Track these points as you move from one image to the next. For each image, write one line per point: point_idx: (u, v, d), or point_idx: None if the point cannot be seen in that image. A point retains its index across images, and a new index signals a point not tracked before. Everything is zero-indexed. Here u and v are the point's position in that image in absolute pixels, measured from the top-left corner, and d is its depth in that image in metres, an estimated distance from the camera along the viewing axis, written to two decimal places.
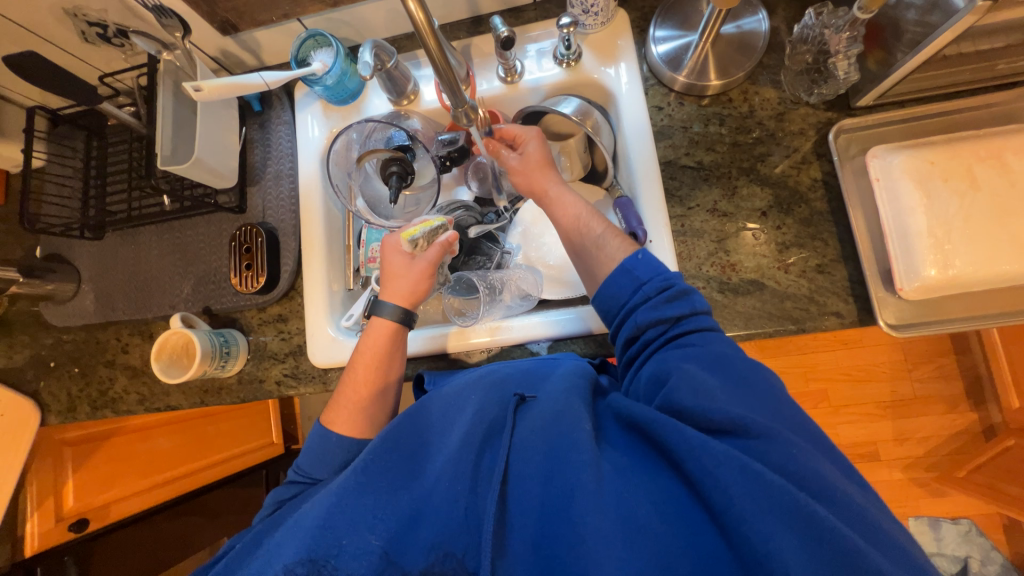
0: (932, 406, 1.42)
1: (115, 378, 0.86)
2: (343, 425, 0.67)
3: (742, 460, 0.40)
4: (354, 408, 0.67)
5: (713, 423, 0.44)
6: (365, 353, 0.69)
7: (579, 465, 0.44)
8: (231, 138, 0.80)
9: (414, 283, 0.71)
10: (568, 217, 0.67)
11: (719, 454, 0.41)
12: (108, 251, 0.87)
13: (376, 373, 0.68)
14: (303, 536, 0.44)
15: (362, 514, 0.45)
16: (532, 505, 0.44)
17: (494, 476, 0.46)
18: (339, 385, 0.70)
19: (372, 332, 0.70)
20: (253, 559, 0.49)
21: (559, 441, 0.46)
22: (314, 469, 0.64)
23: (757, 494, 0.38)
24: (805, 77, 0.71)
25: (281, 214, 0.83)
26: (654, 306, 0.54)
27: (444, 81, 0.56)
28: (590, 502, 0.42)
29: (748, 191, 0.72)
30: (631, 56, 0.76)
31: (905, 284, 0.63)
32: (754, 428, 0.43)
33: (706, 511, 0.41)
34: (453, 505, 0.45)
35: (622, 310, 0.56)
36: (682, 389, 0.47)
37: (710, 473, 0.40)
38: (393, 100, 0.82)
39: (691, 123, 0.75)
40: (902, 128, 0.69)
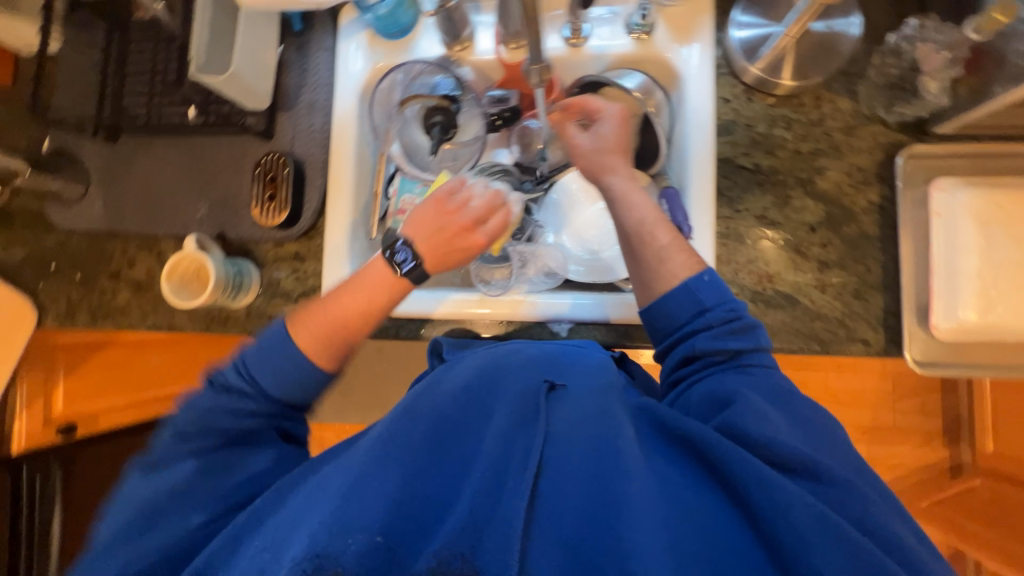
0: (907, 437, 1.34)
1: (118, 291, 0.83)
2: (306, 344, 0.56)
3: (812, 506, 0.40)
4: (327, 332, 0.57)
5: (781, 457, 0.43)
6: (364, 282, 0.60)
7: (625, 474, 0.43)
8: (269, 55, 0.74)
9: (446, 237, 0.61)
10: (631, 219, 0.61)
11: (792, 493, 0.40)
12: (120, 157, 0.82)
13: (370, 305, 0.59)
14: (327, 505, 0.42)
15: (386, 490, 0.42)
16: (572, 508, 0.42)
17: (529, 467, 0.43)
18: (324, 296, 0.60)
19: (375, 264, 0.61)
20: (279, 516, 0.45)
21: (603, 443, 0.45)
22: (258, 372, 0.54)
23: (828, 545, 0.39)
24: (886, 92, 0.68)
25: (310, 146, 0.79)
26: (716, 335, 0.53)
27: (530, 32, 0.52)
28: (636, 516, 0.40)
29: (800, 204, 0.69)
30: (707, 38, 0.71)
31: (940, 321, 0.64)
32: (811, 468, 0.43)
33: (765, 543, 0.40)
34: (480, 493, 0.42)
35: (675, 332, 0.55)
36: (748, 416, 0.45)
37: (781, 510, 0.40)
38: (445, 44, 0.76)
39: (756, 122, 0.72)
40: (972, 164, 0.67)
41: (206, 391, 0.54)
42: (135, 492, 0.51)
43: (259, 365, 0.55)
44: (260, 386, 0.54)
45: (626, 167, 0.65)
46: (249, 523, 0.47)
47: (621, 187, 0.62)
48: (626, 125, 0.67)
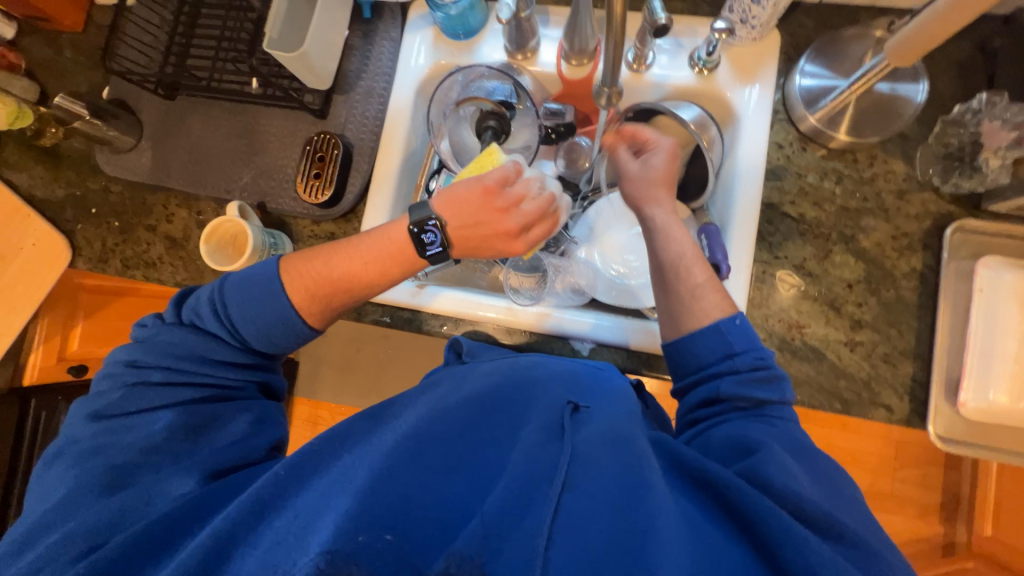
0: (903, 508, 1.28)
1: (152, 245, 0.85)
2: (295, 292, 0.58)
3: (842, 573, 0.38)
4: (318, 286, 0.59)
5: (807, 511, 0.42)
6: (371, 253, 0.61)
7: (651, 505, 0.41)
8: (336, 38, 0.76)
9: (478, 227, 0.61)
10: (669, 252, 0.61)
11: (820, 553, 0.39)
12: (176, 115, 0.84)
13: (371, 278, 0.61)
14: (350, 495, 0.41)
15: (410, 491, 0.42)
16: (598, 534, 0.40)
17: (556, 481, 0.43)
18: (325, 248, 0.61)
19: (389, 238, 0.61)
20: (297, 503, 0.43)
21: (627, 469, 0.44)
22: (235, 317, 0.56)
23: None
24: (942, 162, 0.68)
25: (361, 132, 0.80)
26: (741, 381, 0.52)
27: (610, 51, 0.52)
28: (664, 550, 0.38)
29: (841, 260, 0.69)
30: (770, 82, 0.72)
31: (970, 400, 0.62)
32: (838, 531, 0.42)
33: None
34: (505, 500, 0.41)
35: (699, 371, 0.55)
36: (773, 465, 0.44)
37: (811, 567, 0.38)
38: (509, 51, 0.77)
39: (807, 172, 0.71)
40: (1020, 246, 0.66)
41: (175, 327, 0.56)
42: (104, 439, 0.51)
43: (245, 309, 0.56)
44: (232, 331, 0.57)
45: (670, 202, 0.64)
46: (272, 502, 0.44)
47: (662, 220, 0.63)
48: (676, 159, 0.66)
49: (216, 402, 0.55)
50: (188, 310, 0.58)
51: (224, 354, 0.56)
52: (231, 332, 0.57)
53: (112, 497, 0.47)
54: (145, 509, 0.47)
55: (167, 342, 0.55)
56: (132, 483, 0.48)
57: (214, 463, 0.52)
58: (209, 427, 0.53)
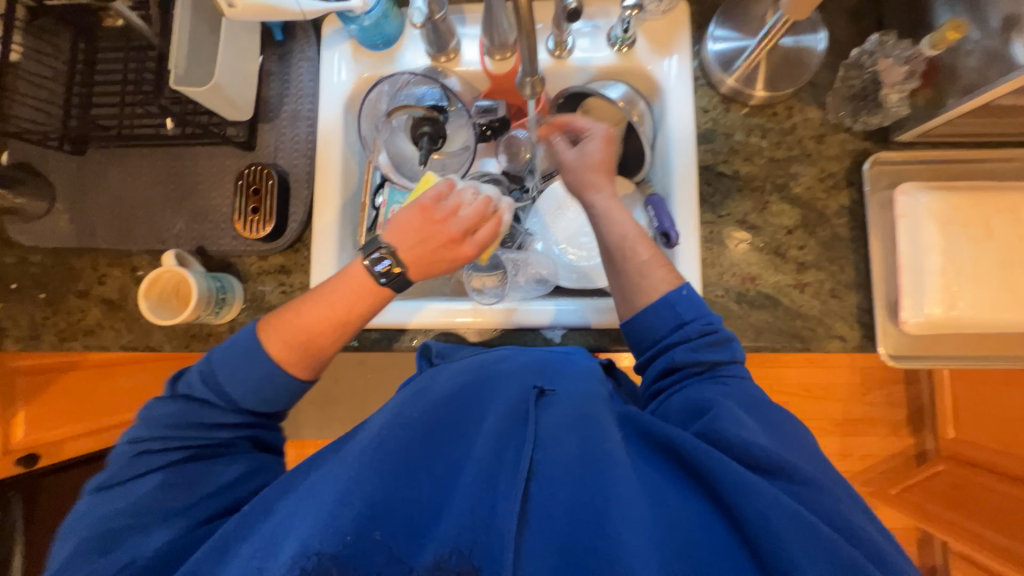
0: (876, 427, 1.42)
1: (88, 310, 0.79)
2: (274, 347, 0.56)
3: (787, 507, 0.40)
4: (295, 337, 0.56)
5: (756, 459, 0.44)
6: (336, 292, 0.58)
7: (615, 478, 0.43)
8: (251, 66, 0.73)
9: (430, 248, 0.61)
10: (613, 235, 0.64)
11: (767, 496, 0.41)
12: (89, 170, 0.79)
13: (342, 314, 0.58)
14: (320, 510, 0.40)
15: (379, 496, 0.42)
16: (563, 511, 0.42)
17: (521, 469, 0.44)
18: (299, 298, 0.59)
19: (348, 273, 0.59)
20: (260, 529, 0.43)
21: (591, 447, 0.46)
22: (223, 375, 0.54)
23: (811, 546, 0.39)
24: (851, 104, 0.72)
25: (294, 158, 0.77)
26: (694, 347, 0.55)
27: (524, 40, 0.52)
28: (626, 519, 0.40)
29: (778, 208, 0.73)
30: (686, 51, 0.74)
31: (909, 317, 0.67)
32: (791, 472, 0.44)
33: (744, 541, 0.41)
34: (472, 496, 0.42)
35: (656, 345, 0.58)
36: (725, 420, 0.47)
37: (759, 511, 0.40)
38: (431, 55, 0.77)
39: (734, 131, 0.75)
40: (930, 170, 0.72)
41: (170, 399, 0.53)
42: (91, 509, 0.48)
43: (231, 370, 0.54)
44: (220, 394, 0.54)
45: (610, 185, 0.67)
46: (231, 537, 0.44)
47: (602, 203, 0.65)
48: (612, 143, 0.69)
49: (205, 461, 0.52)
50: (183, 383, 0.54)
51: (220, 419, 0.53)
52: (222, 396, 0.54)
53: (101, 562, 0.46)
54: (135, 569, 0.46)
55: (160, 414, 0.52)
56: (120, 546, 0.47)
57: (205, 514, 0.50)
58: (200, 483, 0.51)
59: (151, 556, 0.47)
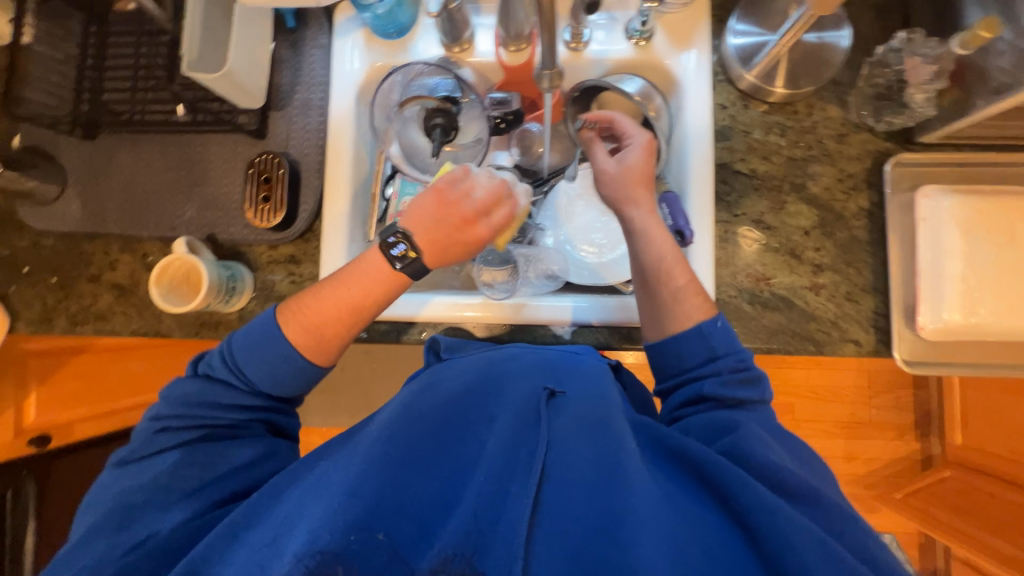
0: (882, 432, 1.41)
1: (99, 295, 0.79)
2: (294, 336, 0.56)
3: (814, 531, 0.40)
4: (316, 326, 0.56)
5: (781, 480, 0.45)
6: (353, 280, 0.58)
7: (629, 486, 0.43)
8: (263, 53, 0.72)
9: (449, 239, 0.60)
10: (650, 257, 0.62)
11: (791, 518, 0.40)
12: (100, 155, 0.78)
13: (359, 302, 0.58)
14: (330, 498, 0.41)
15: (390, 491, 0.42)
16: (575, 515, 0.42)
17: (534, 471, 0.43)
18: (314, 284, 0.59)
19: (366, 260, 0.59)
20: (268, 517, 0.44)
21: (606, 454, 0.46)
22: (240, 359, 0.54)
23: (836, 574, 0.38)
24: (875, 102, 0.70)
25: (305, 147, 0.77)
26: (724, 381, 0.54)
27: (545, 27, 0.50)
28: (641, 530, 0.40)
29: (795, 208, 0.71)
30: (705, 45, 0.73)
31: (927, 323, 0.66)
32: (817, 501, 0.44)
33: (760, 555, 0.40)
34: (484, 496, 0.42)
35: (682, 373, 0.57)
36: (752, 440, 0.47)
37: (783, 533, 0.39)
38: (445, 45, 0.75)
39: (752, 129, 0.73)
40: (956, 172, 0.69)
41: (190, 379, 0.55)
42: (114, 483, 0.50)
43: (252, 355, 0.54)
44: (241, 376, 0.55)
45: (648, 199, 0.65)
46: (241, 522, 0.44)
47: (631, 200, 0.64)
48: (653, 154, 0.66)
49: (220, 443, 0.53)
50: (202, 363, 0.56)
51: (236, 399, 0.54)
52: (242, 379, 0.55)
53: (121, 534, 0.46)
54: (150, 545, 0.46)
55: (181, 393, 0.53)
56: (136, 521, 0.47)
57: (220, 495, 0.50)
58: (213, 464, 0.51)
59: (164, 535, 0.46)
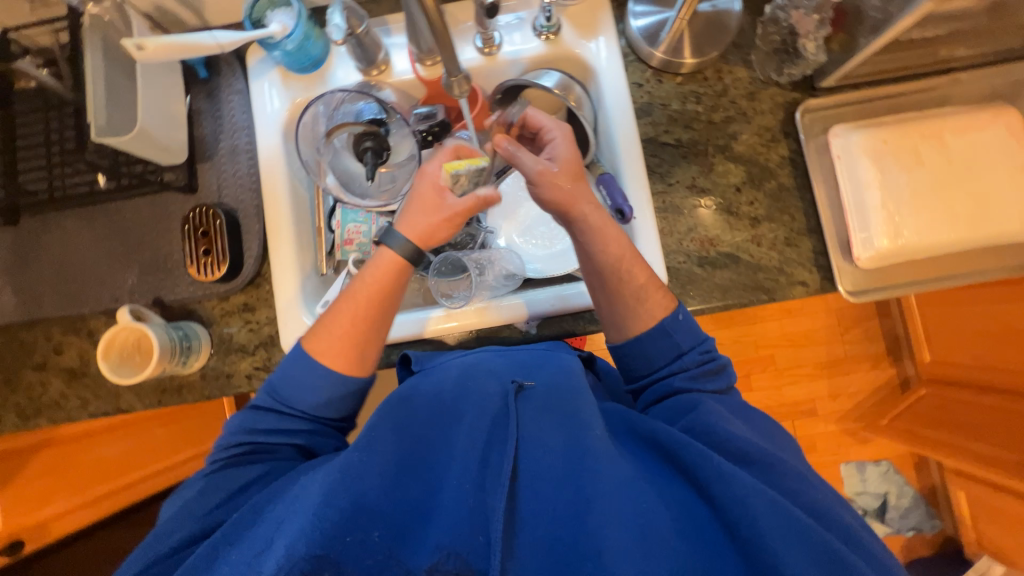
0: (859, 363, 1.47)
1: (48, 382, 0.76)
2: (328, 356, 0.57)
3: (769, 495, 0.42)
4: (348, 341, 0.57)
5: (742, 451, 0.47)
6: (365, 288, 0.59)
7: (596, 470, 0.44)
8: (178, 107, 0.71)
9: (433, 227, 0.61)
10: (608, 255, 0.61)
11: (747, 484, 0.42)
12: (26, 238, 0.75)
13: (378, 302, 0.59)
14: (304, 508, 0.40)
15: (365, 498, 0.42)
16: (549, 503, 0.43)
17: (504, 469, 0.44)
18: (329, 307, 0.60)
19: (375, 265, 0.60)
20: (245, 538, 0.44)
21: (574, 444, 0.47)
22: (284, 388, 0.56)
23: (791, 534, 0.40)
24: (775, 57, 0.75)
25: (240, 194, 0.76)
26: (692, 376, 0.57)
27: (441, 43, 0.51)
28: (605, 513, 0.41)
29: (723, 168, 0.75)
30: (610, 31, 0.76)
31: (862, 253, 0.69)
32: (780, 467, 0.46)
33: (722, 522, 0.42)
34: (461, 500, 0.43)
35: (652, 373, 0.60)
36: (714, 417, 0.50)
37: (739, 500, 0.41)
38: (361, 70, 0.76)
39: (670, 101, 0.77)
40: (859, 108, 0.75)
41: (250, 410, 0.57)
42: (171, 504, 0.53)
43: (291, 384, 0.56)
44: (293, 410, 0.56)
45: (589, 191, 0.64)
46: (221, 539, 0.44)
47: (576, 180, 0.64)
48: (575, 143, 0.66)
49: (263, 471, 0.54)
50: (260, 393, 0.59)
51: (287, 424, 0.56)
52: (288, 407, 0.56)
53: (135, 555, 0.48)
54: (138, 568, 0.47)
55: (244, 421, 0.56)
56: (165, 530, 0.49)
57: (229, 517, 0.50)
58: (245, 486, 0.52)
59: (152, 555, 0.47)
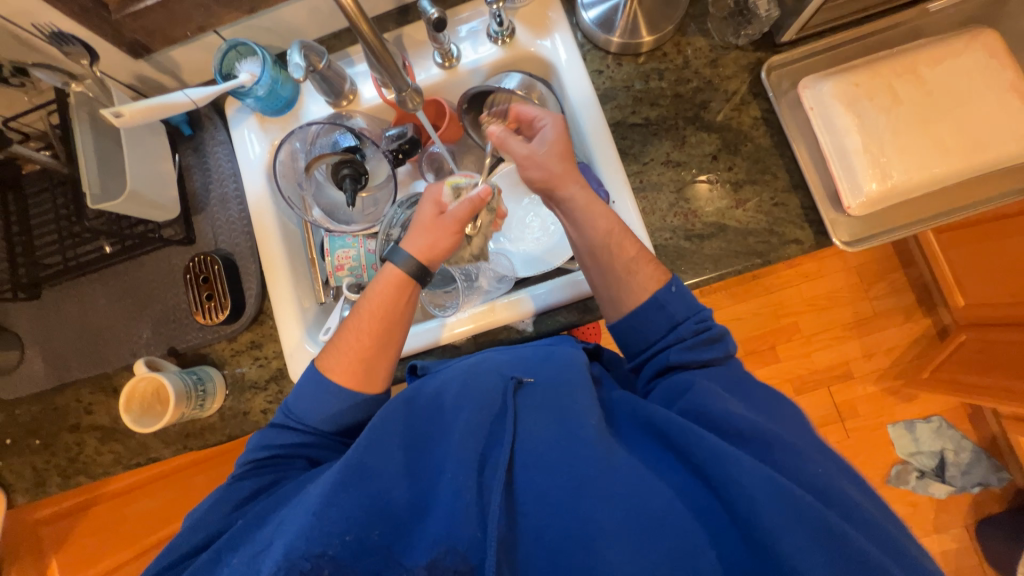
0: (889, 319, 1.40)
1: (83, 442, 0.80)
2: (338, 372, 0.59)
3: (766, 471, 0.41)
4: (357, 355, 0.59)
5: (738, 430, 0.46)
6: (370, 304, 0.61)
7: (590, 459, 0.44)
8: (166, 166, 0.76)
9: (435, 238, 0.62)
10: (588, 239, 0.62)
11: (743, 464, 0.41)
12: (49, 309, 0.81)
13: (382, 317, 0.60)
14: (305, 511, 0.43)
15: (362, 502, 0.43)
16: (543, 493, 0.44)
17: (500, 464, 0.45)
18: (342, 325, 0.62)
19: (379, 281, 0.62)
20: (249, 541, 0.46)
21: (571, 434, 0.47)
22: (298, 406, 0.58)
23: (787, 511, 0.39)
24: (730, 22, 0.76)
25: (234, 238, 0.79)
26: (689, 347, 0.55)
27: (382, 67, 0.57)
28: (598, 498, 0.42)
29: (696, 138, 0.74)
30: (564, 25, 0.77)
31: (852, 202, 0.67)
32: (774, 441, 0.45)
33: (722, 504, 0.42)
34: (458, 498, 0.43)
35: (649, 348, 0.58)
36: (708, 397, 0.48)
37: (736, 481, 0.41)
38: (331, 103, 0.79)
39: (632, 82, 0.77)
40: (824, 58, 0.74)
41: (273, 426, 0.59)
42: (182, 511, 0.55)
43: (302, 401, 0.58)
44: (302, 425, 0.58)
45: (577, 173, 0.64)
46: (223, 544, 0.47)
47: (560, 170, 0.64)
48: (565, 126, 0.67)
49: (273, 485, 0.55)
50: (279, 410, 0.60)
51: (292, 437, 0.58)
52: (300, 423, 0.58)
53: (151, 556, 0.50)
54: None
55: (267, 436, 0.58)
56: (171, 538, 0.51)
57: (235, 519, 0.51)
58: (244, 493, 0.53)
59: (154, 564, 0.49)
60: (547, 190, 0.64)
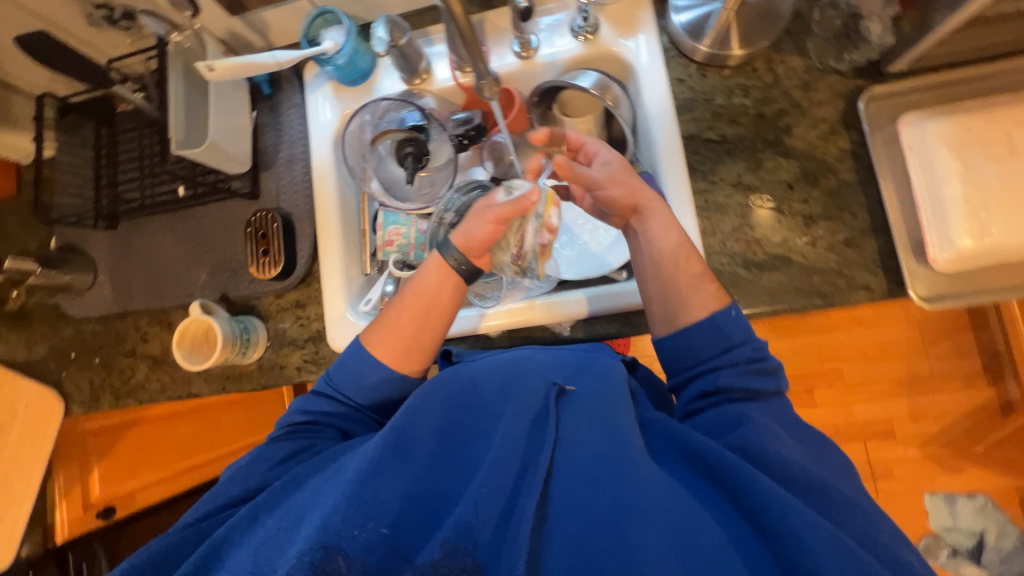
0: (948, 383, 1.30)
1: (136, 367, 0.86)
2: (377, 347, 0.60)
3: (819, 520, 0.40)
4: (396, 335, 0.60)
5: (793, 475, 0.45)
6: (414, 291, 0.61)
7: (635, 481, 0.43)
8: (243, 122, 0.79)
9: (474, 230, 0.61)
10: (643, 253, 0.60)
11: (798, 511, 0.40)
12: (122, 240, 0.86)
13: (426, 304, 0.61)
14: (342, 488, 0.45)
15: (396, 485, 0.45)
16: (584, 507, 0.43)
17: (540, 468, 0.45)
18: (387, 305, 0.64)
19: (425, 269, 0.63)
20: (290, 502, 0.49)
21: (612, 450, 0.46)
22: (341, 382, 0.60)
23: (843, 564, 0.38)
24: (834, 44, 0.70)
25: (295, 199, 0.82)
26: (741, 372, 0.53)
27: (466, 46, 0.55)
28: (643, 522, 0.41)
29: (773, 164, 0.70)
30: (650, 28, 0.74)
31: (937, 255, 0.62)
32: None
33: (768, 546, 0.41)
34: (494, 496, 0.44)
35: (695, 366, 0.56)
36: (763, 436, 0.47)
37: (789, 526, 0.40)
38: (405, 79, 0.80)
39: (714, 95, 0.73)
40: (934, 94, 0.67)
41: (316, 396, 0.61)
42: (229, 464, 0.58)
43: (346, 376, 0.60)
44: (344, 396, 0.60)
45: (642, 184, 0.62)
46: (263, 504, 0.49)
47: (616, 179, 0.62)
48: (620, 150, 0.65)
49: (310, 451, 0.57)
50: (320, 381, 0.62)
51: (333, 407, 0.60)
52: (340, 395, 0.60)
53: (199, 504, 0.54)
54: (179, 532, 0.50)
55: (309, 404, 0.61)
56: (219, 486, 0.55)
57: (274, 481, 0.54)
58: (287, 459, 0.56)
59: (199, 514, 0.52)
60: (608, 198, 0.62)
